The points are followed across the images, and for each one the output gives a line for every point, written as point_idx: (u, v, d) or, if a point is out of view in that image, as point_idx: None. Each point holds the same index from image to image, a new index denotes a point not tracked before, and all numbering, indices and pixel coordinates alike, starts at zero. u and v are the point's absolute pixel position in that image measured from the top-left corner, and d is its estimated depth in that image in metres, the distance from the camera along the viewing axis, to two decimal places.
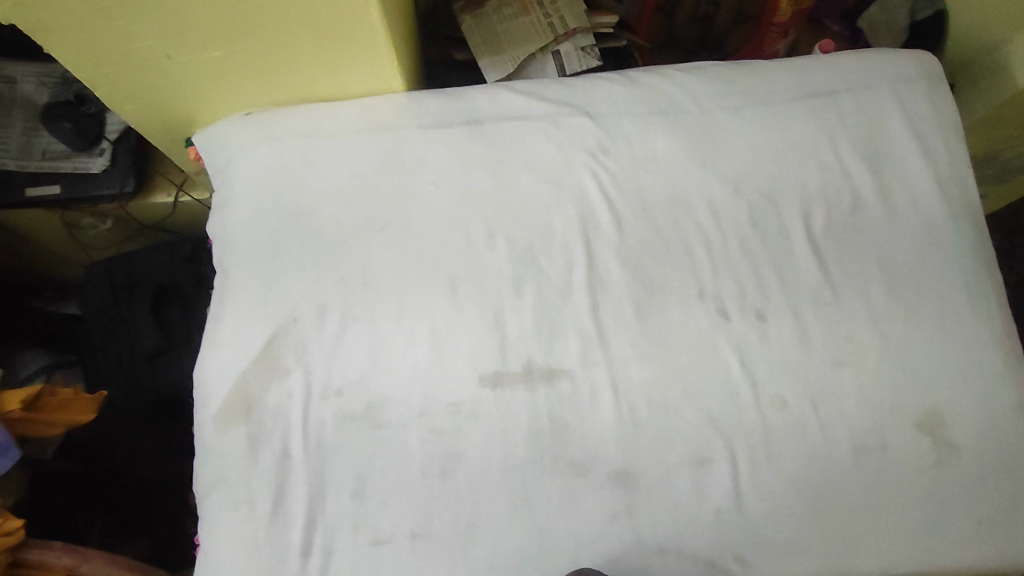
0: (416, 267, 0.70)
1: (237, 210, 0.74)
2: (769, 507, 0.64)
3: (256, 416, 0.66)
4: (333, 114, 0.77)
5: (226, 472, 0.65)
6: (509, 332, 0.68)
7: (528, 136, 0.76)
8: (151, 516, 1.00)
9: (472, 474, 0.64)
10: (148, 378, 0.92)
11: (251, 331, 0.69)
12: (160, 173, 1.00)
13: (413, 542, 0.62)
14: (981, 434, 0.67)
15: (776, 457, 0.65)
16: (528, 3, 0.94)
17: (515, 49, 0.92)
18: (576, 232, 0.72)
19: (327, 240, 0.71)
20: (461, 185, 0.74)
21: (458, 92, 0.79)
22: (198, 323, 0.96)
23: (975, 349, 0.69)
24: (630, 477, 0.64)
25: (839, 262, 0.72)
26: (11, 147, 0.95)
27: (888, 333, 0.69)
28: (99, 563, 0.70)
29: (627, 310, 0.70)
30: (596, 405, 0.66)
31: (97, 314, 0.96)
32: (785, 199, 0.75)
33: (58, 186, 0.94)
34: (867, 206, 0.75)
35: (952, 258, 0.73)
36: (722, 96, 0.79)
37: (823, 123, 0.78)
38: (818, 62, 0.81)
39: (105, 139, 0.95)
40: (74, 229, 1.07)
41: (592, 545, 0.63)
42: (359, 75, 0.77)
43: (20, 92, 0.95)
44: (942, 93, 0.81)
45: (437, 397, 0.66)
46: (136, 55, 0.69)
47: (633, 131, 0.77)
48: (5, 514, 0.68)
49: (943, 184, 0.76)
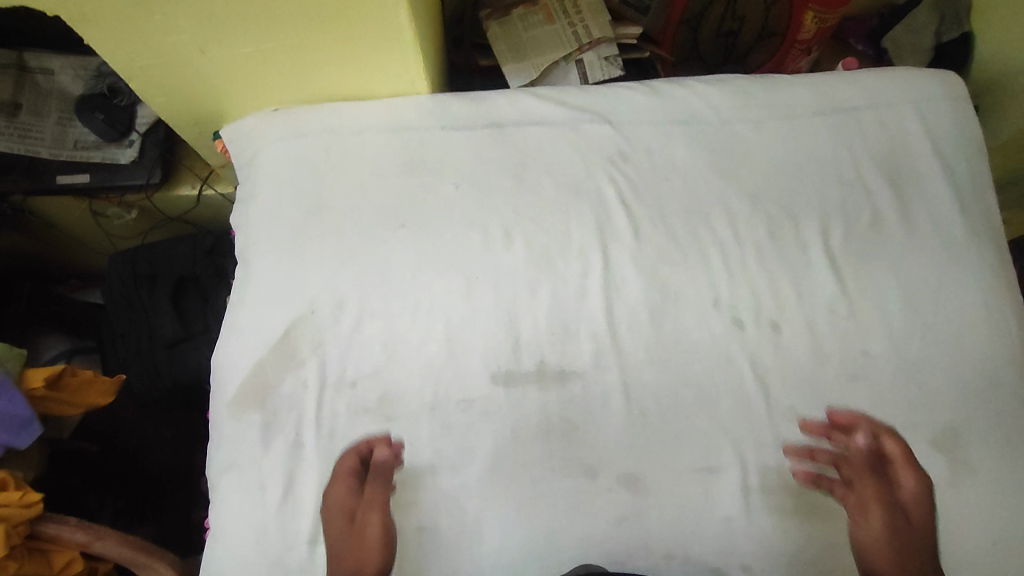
0: (433, 265, 0.71)
1: (261, 202, 0.75)
2: (778, 517, 0.64)
3: (270, 404, 0.67)
4: (359, 113, 0.79)
5: (239, 457, 0.66)
6: (523, 333, 0.69)
7: (549, 141, 0.77)
8: (160, 501, 1.00)
9: (482, 469, 0.64)
10: (165, 364, 0.94)
11: (270, 321, 0.70)
12: (184, 165, 1.03)
13: (420, 534, 0.63)
14: (997, 454, 0.66)
15: (786, 467, 0.65)
16: (553, 12, 0.96)
17: (539, 56, 0.94)
18: (593, 237, 0.73)
19: (347, 236, 0.73)
20: (481, 186, 0.75)
21: (482, 96, 0.80)
22: (215, 314, 0.97)
23: (992, 369, 0.69)
24: (638, 481, 0.64)
25: (855, 276, 0.72)
26: (45, 136, 0.97)
27: (902, 349, 0.69)
28: (112, 542, 0.71)
29: (641, 314, 0.70)
30: (607, 407, 0.66)
31: (120, 302, 0.99)
32: (803, 211, 0.75)
33: (87, 175, 0.97)
34: (886, 222, 0.75)
35: (970, 275, 0.73)
36: (743, 108, 0.80)
37: (844, 138, 0.78)
38: (840, 78, 0.82)
39: (135, 130, 0.97)
40: (100, 217, 1.09)
41: (599, 546, 0.63)
42: (387, 76, 0.79)
43: (56, 84, 0.98)
44: (965, 113, 0.81)
45: (449, 392, 0.67)
46: (172, 48, 0.71)
47: (653, 140, 0.78)
48: (26, 486, 0.69)
49: (963, 202, 0.76)
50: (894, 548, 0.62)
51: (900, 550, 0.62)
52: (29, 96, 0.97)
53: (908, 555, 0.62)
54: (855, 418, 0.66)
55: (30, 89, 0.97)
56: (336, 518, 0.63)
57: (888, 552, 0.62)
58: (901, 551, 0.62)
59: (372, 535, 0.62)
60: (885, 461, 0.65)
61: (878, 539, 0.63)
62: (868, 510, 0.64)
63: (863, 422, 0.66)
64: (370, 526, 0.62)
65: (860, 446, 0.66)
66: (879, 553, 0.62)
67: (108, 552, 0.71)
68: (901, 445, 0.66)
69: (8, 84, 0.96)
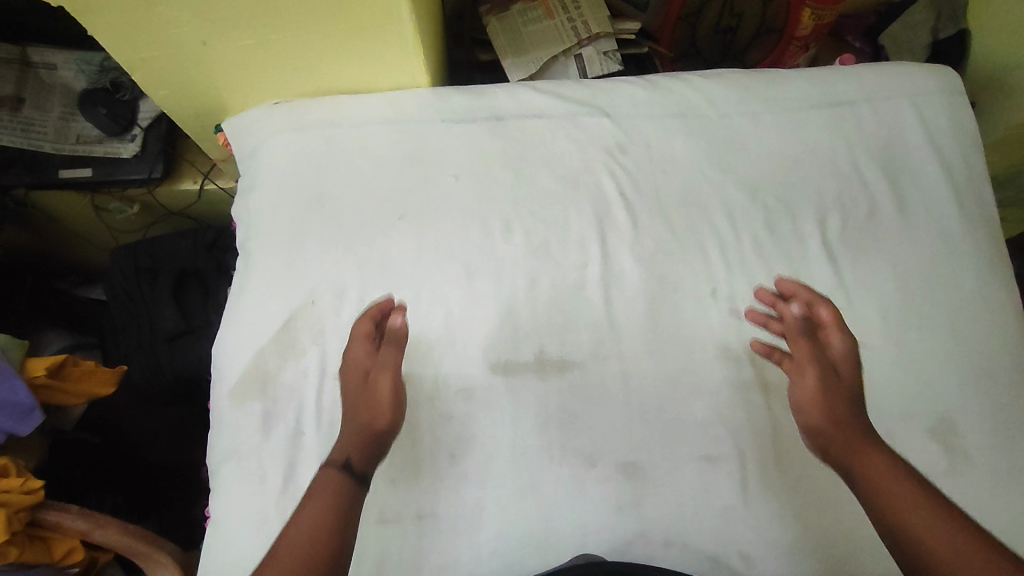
0: (433, 256, 0.72)
1: (262, 194, 0.76)
2: (776, 506, 0.64)
3: (271, 392, 0.68)
4: (360, 106, 0.79)
5: (239, 445, 0.66)
6: (522, 323, 0.69)
7: (548, 134, 0.78)
8: (163, 496, 1.01)
9: (480, 458, 0.64)
10: (167, 358, 0.94)
11: (272, 310, 0.70)
12: (186, 160, 1.03)
13: (419, 522, 0.63)
14: (994, 444, 0.66)
15: (783, 456, 0.66)
16: (553, 7, 0.96)
17: (539, 50, 0.94)
18: (592, 228, 0.73)
19: (347, 227, 0.73)
20: (481, 178, 0.75)
21: (482, 89, 0.80)
22: (216, 307, 0.98)
23: (987, 359, 0.70)
24: (636, 470, 0.64)
25: (852, 267, 0.73)
26: (48, 130, 0.98)
27: (899, 339, 0.70)
28: (112, 530, 0.71)
29: (640, 305, 0.71)
30: (606, 396, 0.67)
31: (121, 296, 0.99)
32: (801, 203, 0.75)
33: (89, 169, 0.97)
34: (882, 215, 0.75)
35: (966, 267, 0.74)
36: (741, 102, 0.80)
37: (841, 131, 0.79)
38: (837, 72, 0.83)
39: (137, 125, 0.98)
40: (102, 212, 1.10)
41: (598, 535, 0.62)
42: (388, 70, 0.80)
43: (59, 78, 0.99)
44: (961, 108, 0.82)
45: (449, 381, 0.67)
46: (175, 40, 0.71)
47: (652, 134, 0.78)
48: (28, 473, 0.70)
49: (959, 195, 0.77)
50: (828, 400, 0.58)
51: (833, 402, 0.58)
52: (32, 91, 0.98)
53: (842, 407, 0.58)
54: (790, 286, 0.67)
55: (33, 84, 0.98)
56: (355, 375, 0.62)
57: (821, 406, 0.58)
58: (835, 403, 0.58)
59: (384, 389, 0.60)
60: (821, 321, 0.64)
61: (810, 395, 0.59)
62: (801, 366, 0.62)
63: (797, 288, 0.67)
64: (386, 382, 0.60)
65: (794, 311, 0.65)
66: (813, 408, 0.59)
67: (108, 540, 0.71)
68: (834, 312, 0.64)
69: (11, 79, 0.97)
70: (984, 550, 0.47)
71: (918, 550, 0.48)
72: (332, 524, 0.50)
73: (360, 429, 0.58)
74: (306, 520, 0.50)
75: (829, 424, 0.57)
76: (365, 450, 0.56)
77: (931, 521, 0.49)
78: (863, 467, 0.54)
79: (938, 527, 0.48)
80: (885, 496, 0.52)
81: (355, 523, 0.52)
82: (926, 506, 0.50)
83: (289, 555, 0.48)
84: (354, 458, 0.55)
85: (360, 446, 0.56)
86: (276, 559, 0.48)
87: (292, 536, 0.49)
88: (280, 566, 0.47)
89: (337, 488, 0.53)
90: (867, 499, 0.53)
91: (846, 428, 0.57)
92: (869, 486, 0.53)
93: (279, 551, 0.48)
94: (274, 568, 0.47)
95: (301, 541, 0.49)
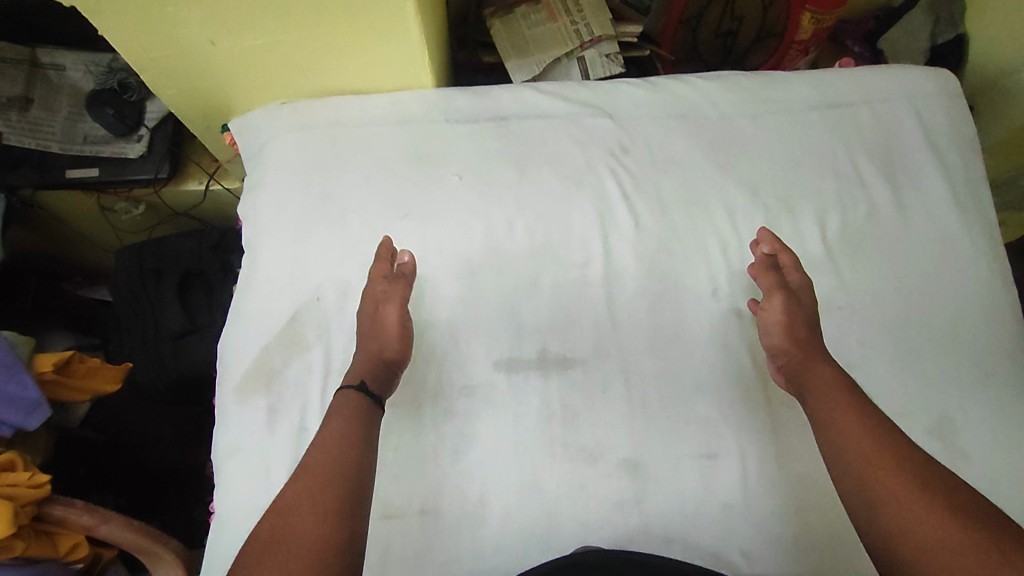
0: (437, 254, 0.73)
1: (268, 192, 0.77)
2: (776, 503, 0.64)
3: (276, 388, 0.68)
4: (365, 106, 0.80)
5: (244, 440, 0.67)
6: (525, 321, 0.70)
7: (550, 134, 0.79)
8: (164, 501, 0.99)
9: (482, 454, 0.65)
10: (172, 357, 0.95)
11: (277, 307, 0.71)
12: (191, 160, 1.04)
13: (422, 518, 0.63)
14: (994, 442, 0.66)
15: (784, 454, 0.66)
16: (555, 10, 0.97)
17: (542, 53, 0.96)
18: (594, 227, 0.74)
19: (352, 225, 0.74)
20: (485, 177, 0.76)
21: (486, 90, 0.81)
22: (220, 307, 0.98)
23: (986, 358, 0.70)
24: (638, 467, 0.65)
25: (852, 267, 0.73)
26: (55, 131, 0.99)
27: (898, 338, 0.70)
28: (118, 526, 0.71)
29: (641, 303, 0.71)
30: (608, 393, 0.67)
31: (126, 296, 1.00)
32: (801, 204, 0.76)
33: (97, 169, 0.98)
34: (881, 215, 0.76)
35: (964, 268, 0.74)
36: (741, 103, 0.81)
37: (841, 133, 0.80)
38: (837, 74, 0.84)
39: (143, 125, 0.99)
40: (108, 212, 1.10)
41: (600, 531, 0.63)
42: (393, 71, 0.80)
43: (68, 79, 1.00)
44: (959, 111, 0.83)
45: (452, 378, 0.68)
46: (183, 40, 0.72)
47: (653, 134, 0.79)
48: (35, 468, 0.71)
49: (957, 196, 0.78)
50: (790, 330, 0.64)
51: (793, 326, 0.64)
52: (41, 91, 0.99)
53: (801, 330, 0.64)
54: (766, 234, 0.71)
55: (41, 85, 0.99)
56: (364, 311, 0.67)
57: (783, 333, 0.64)
58: (795, 331, 0.64)
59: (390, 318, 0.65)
60: (789, 265, 0.68)
61: (774, 325, 0.65)
62: (767, 300, 0.67)
63: (770, 234, 0.71)
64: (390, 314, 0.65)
65: (769, 255, 0.69)
66: (777, 336, 0.65)
67: (112, 536, 0.71)
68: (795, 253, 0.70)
69: (20, 80, 0.98)
70: (916, 466, 0.50)
71: (856, 464, 0.52)
72: (356, 436, 0.56)
73: (373, 358, 0.63)
74: (331, 431, 0.56)
75: (792, 351, 0.63)
76: (377, 373, 0.62)
77: (870, 440, 0.53)
78: (820, 401, 0.58)
79: (876, 448, 0.52)
80: (833, 421, 0.56)
81: (375, 434, 0.58)
82: (869, 430, 0.54)
83: (319, 457, 0.54)
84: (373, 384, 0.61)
85: (373, 372, 0.62)
86: (308, 462, 0.54)
87: (325, 433, 0.56)
88: (313, 467, 0.53)
89: (356, 403, 0.58)
90: (820, 424, 0.57)
91: (806, 355, 0.62)
92: (823, 415, 0.57)
93: (311, 456, 0.54)
94: (307, 468, 0.53)
95: (332, 446, 0.55)
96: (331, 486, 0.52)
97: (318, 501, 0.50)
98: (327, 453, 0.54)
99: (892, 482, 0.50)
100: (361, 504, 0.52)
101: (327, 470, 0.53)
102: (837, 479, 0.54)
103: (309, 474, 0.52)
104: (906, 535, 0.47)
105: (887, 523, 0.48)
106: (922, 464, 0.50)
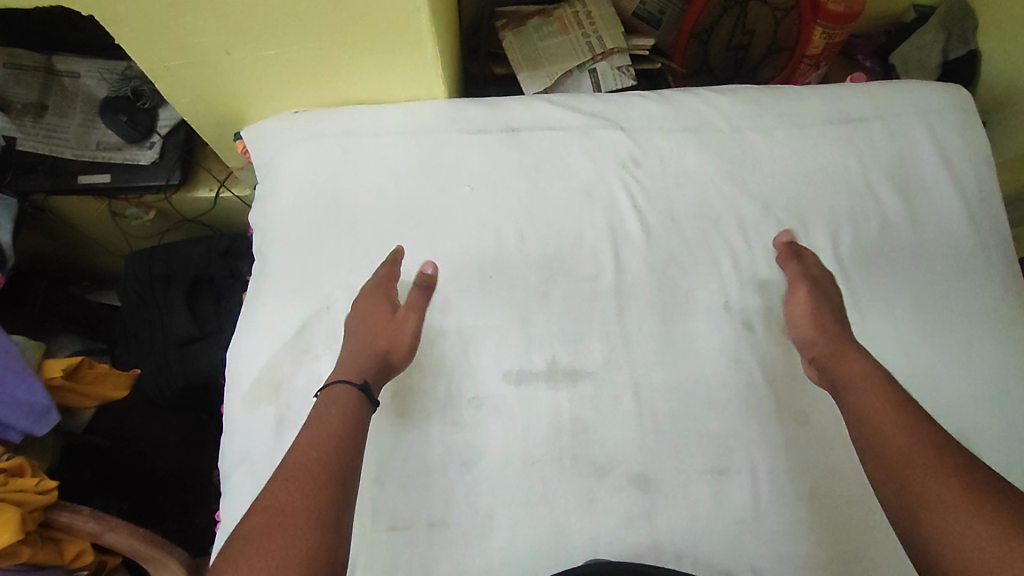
0: (448, 262, 0.73)
1: (280, 201, 0.77)
2: (788, 520, 0.63)
3: (284, 397, 0.68)
4: (377, 116, 0.80)
5: (251, 449, 0.66)
6: (536, 332, 0.70)
7: (562, 146, 0.79)
8: (167, 506, 0.99)
9: (490, 467, 0.64)
10: (178, 364, 0.95)
11: (287, 316, 0.71)
12: (203, 167, 1.04)
13: (430, 530, 0.62)
14: (1012, 462, 0.65)
15: (797, 469, 0.65)
16: (568, 22, 0.98)
17: (555, 64, 0.96)
18: (604, 239, 0.74)
19: (363, 235, 0.74)
20: (494, 187, 0.76)
21: (498, 101, 0.82)
22: (229, 315, 0.98)
23: (1000, 376, 0.69)
24: (648, 481, 0.64)
25: (865, 282, 0.73)
26: (69, 137, 1.00)
27: (912, 354, 0.70)
28: (124, 533, 0.71)
29: (652, 316, 0.71)
30: (618, 406, 0.67)
31: (133, 300, 1.00)
32: (814, 218, 0.76)
33: (108, 175, 0.99)
34: (895, 230, 0.76)
35: (976, 284, 0.74)
36: (753, 117, 0.81)
37: (853, 147, 0.80)
38: (848, 89, 0.84)
39: (156, 132, 1.00)
40: (119, 218, 1.11)
41: (608, 547, 0.62)
42: (406, 81, 0.81)
43: (82, 86, 1.01)
44: (973, 128, 0.83)
45: (462, 389, 0.67)
46: (199, 49, 0.73)
47: (665, 146, 0.79)
48: (43, 473, 0.71)
49: (970, 212, 0.78)
50: (819, 324, 0.65)
51: (822, 320, 0.65)
52: (56, 98, 1.00)
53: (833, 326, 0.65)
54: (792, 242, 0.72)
55: (56, 91, 1.00)
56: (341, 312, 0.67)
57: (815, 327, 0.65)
58: (823, 323, 0.65)
59: (379, 316, 0.65)
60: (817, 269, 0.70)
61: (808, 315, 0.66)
62: (795, 294, 0.69)
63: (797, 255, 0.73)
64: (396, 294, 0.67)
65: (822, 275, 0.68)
66: (807, 329, 0.66)
67: (119, 543, 0.71)
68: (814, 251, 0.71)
69: (36, 87, 0.99)
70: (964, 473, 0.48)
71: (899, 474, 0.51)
72: (335, 439, 0.54)
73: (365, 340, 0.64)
74: (308, 437, 0.54)
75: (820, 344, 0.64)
76: (366, 369, 0.61)
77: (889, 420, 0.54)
78: (859, 400, 0.57)
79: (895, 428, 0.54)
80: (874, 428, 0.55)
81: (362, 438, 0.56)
82: (912, 437, 0.52)
83: (294, 465, 0.52)
84: (349, 376, 0.60)
85: (351, 367, 0.61)
86: (281, 472, 0.52)
87: (317, 424, 0.56)
88: (295, 475, 0.51)
89: (336, 405, 0.57)
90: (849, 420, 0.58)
91: (840, 348, 0.63)
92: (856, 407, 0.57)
93: (283, 466, 0.53)
94: (292, 472, 0.51)
95: (323, 439, 0.54)
96: (308, 495, 0.50)
97: (305, 498, 0.50)
98: (315, 446, 0.53)
99: (938, 489, 0.48)
100: (341, 513, 0.50)
101: (314, 473, 0.51)
102: (880, 488, 0.53)
103: (293, 483, 0.50)
104: (951, 547, 0.45)
105: (926, 527, 0.47)
106: (970, 470, 0.49)
